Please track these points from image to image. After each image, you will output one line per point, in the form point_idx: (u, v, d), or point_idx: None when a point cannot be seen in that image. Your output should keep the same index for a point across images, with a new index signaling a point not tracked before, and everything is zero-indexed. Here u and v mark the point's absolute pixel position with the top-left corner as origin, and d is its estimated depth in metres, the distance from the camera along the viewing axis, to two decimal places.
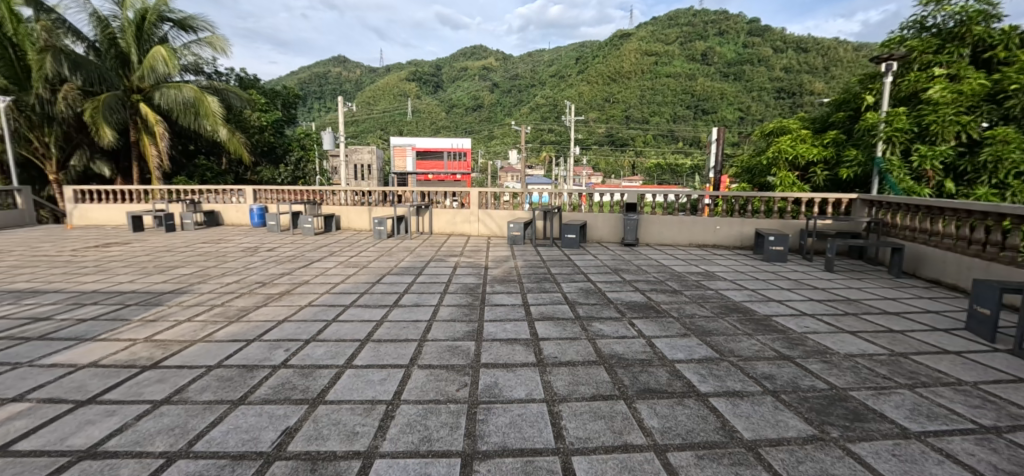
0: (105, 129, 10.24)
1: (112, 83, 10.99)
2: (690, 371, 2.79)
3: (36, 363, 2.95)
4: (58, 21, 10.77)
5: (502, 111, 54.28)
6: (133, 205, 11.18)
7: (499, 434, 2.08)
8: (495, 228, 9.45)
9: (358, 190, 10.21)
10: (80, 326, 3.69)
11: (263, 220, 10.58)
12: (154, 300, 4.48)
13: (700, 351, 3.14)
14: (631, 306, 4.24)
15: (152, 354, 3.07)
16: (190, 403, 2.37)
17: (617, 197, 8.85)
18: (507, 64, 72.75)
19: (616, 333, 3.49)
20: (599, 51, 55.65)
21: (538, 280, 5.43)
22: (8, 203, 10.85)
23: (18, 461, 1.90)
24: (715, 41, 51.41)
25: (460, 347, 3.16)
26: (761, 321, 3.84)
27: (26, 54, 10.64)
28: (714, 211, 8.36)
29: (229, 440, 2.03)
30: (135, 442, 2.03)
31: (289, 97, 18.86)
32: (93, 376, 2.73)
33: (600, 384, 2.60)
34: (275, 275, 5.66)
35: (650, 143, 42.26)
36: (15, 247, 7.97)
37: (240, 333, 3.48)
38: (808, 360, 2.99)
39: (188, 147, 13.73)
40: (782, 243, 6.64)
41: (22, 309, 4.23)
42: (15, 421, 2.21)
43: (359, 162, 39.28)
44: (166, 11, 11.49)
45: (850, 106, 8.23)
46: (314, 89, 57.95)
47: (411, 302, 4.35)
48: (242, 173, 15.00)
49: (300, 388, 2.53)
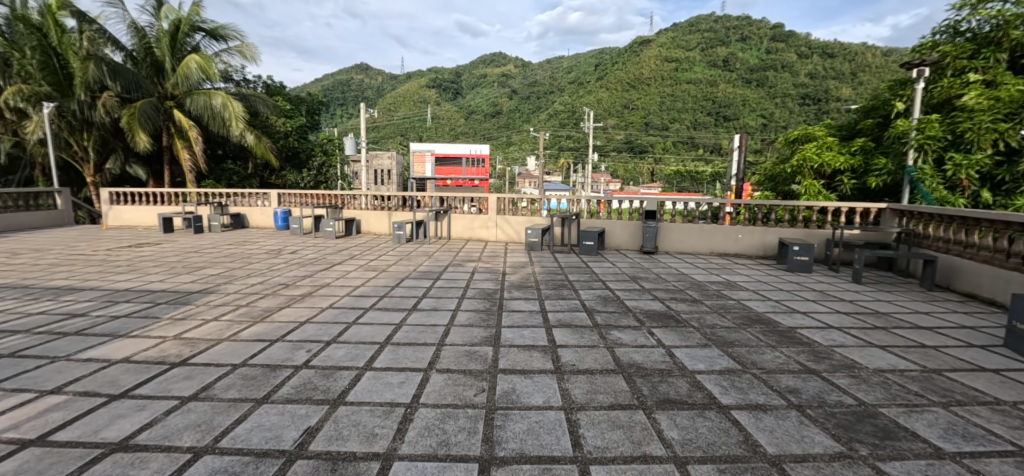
0: (140, 135, 10.74)
1: (147, 90, 11.49)
2: (710, 383, 2.74)
3: (72, 357, 3.07)
4: (99, 31, 11.29)
5: (521, 118, 54.47)
6: (164, 207, 11.60)
7: (516, 440, 2.07)
8: (512, 234, 9.48)
9: (377, 194, 10.38)
10: (113, 322, 3.83)
11: (287, 224, 10.86)
12: (182, 299, 4.62)
13: (721, 362, 3.08)
14: (650, 315, 4.19)
15: (180, 352, 3.16)
16: (216, 401, 2.43)
17: (635, 204, 8.77)
18: (526, 72, 73.29)
19: (635, 342, 3.45)
20: (620, 58, 55.54)
21: (556, 286, 5.42)
22: (49, 204, 11.33)
23: (55, 451, 1.99)
24: (737, 48, 50.81)
25: (477, 352, 3.17)
26: (785, 333, 3.74)
27: (69, 63, 11.04)
28: (735, 219, 8.15)
29: (252, 438, 2.08)
30: (164, 437, 2.09)
31: (312, 103, 19.38)
32: (125, 371, 2.83)
33: (618, 393, 2.57)
34: (298, 277, 5.79)
35: (670, 150, 41.32)
36: (54, 246, 8.33)
37: (264, 333, 3.56)
38: (835, 375, 2.91)
39: (216, 151, 14.11)
40: (806, 253, 6.46)
41: (59, 305, 4.42)
42: (54, 413, 2.31)
43: (380, 167, 39.51)
44: (198, 21, 11.96)
45: (879, 112, 7.99)
46: (336, 96, 59.26)
47: (429, 307, 4.39)
48: (267, 177, 15.57)
49: (321, 389, 2.58)
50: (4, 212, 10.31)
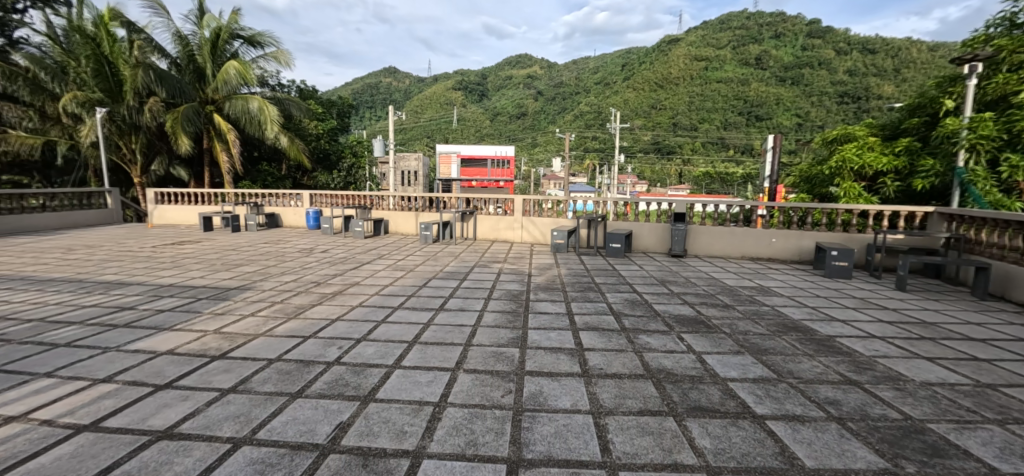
0: (182, 138, 11.28)
1: (189, 96, 12.07)
2: (744, 391, 2.65)
3: (122, 348, 3.24)
4: (146, 40, 11.94)
5: (546, 119, 54.35)
6: (204, 207, 12.13)
7: (544, 443, 2.07)
8: (537, 236, 9.47)
9: (404, 195, 10.55)
10: (159, 316, 4.03)
11: (318, 223, 11.17)
12: (221, 295, 4.82)
13: (755, 370, 2.98)
14: (679, 320, 4.09)
15: (220, 345, 3.29)
16: (253, 394, 2.53)
17: (664, 206, 8.61)
18: (552, 73, 73.14)
19: (664, 347, 3.38)
20: (647, 58, 54.61)
21: (582, 289, 5.37)
22: (100, 203, 12.02)
23: (107, 436, 2.11)
24: (770, 45, 49.25)
25: (504, 353, 3.18)
26: (824, 341, 3.59)
27: (120, 70, 11.70)
28: (769, 222, 7.90)
29: (288, 430, 2.15)
30: (205, 426, 2.18)
31: (342, 107, 19.90)
32: (170, 363, 2.97)
33: (647, 398, 2.53)
34: (329, 275, 5.94)
35: (699, 151, 40.15)
36: (105, 242, 8.82)
37: (298, 329, 3.67)
38: (878, 387, 2.77)
39: (252, 153, 14.68)
40: (846, 258, 6.16)
41: (110, 298, 4.68)
42: (105, 401, 2.45)
43: (407, 168, 40.17)
44: (237, 29, 12.51)
45: (926, 111, 7.55)
46: (365, 99, 60.60)
47: (456, 307, 4.42)
48: (299, 178, 16.08)
49: (352, 385, 2.63)
50: (61, 210, 11.00)
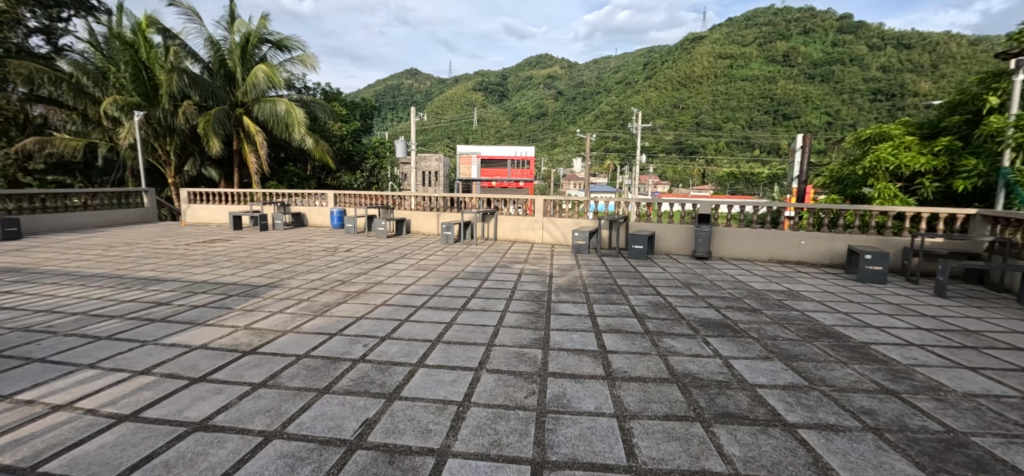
0: (213, 141, 11.71)
1: (220, 99, 12.48)
2: (774, 398, 2.58)
3: (159, 341, 3.38)
4: (181, 46, 12.40)
5: (567, 119, 54.09)
6: (234, 206, 12.51)
7: (568, 445, 2.06)
8: (558, 237, 9.42)
9: (426, 195, 10.67)
10: (192, 311, 4.18)
11: (342, 223, 11.38)
12: (251, 292, 4.97)
13: (785, 377, 2.90)
14: (705, 324, 4.01)
15: (250, 341, 3.39)
16: (283, 388, 2.59)
17: (687, 207, 8.47)
18: (572, 73, 72.78)
19: (689, 350, 3.32)
20: (669, 56, 53.76)
21: (604, 290, 5.32)
22: (137, 202, 12.54)
23: (147, 426, 2.20)
24: (799, 41, 47.82)
25: (527, 354, 3.17)
26: (858, 348, 3.46)
27: (155, 75, 12.14)
28: (797, 224, 7.68)
29: (316, 425, 2.19)
30: (238, 419, 2.25)
31: (365, 108, 20.24)
32: (204, 357, 3.08)
33: (673, 403, 2.48)
34: (353, 274, 6.05)
35: (723, 150, 39.23)
36: (142, 240, 9.21)
37: (324, 327, 3.75)
38: (917, 397, 2.66)
39: (279, 155, 15.08)
40: (880, 262, 5.92)
41: (147, 294, 4.88)
42: (144, 392, 2.55)
43: (427, 169, 40.58)
44: (265, 34, 12.87)
45: (967, 108, 7.19)
46: (387, 101, 61.52)
47: (478, 307, 4.44)
48: (323, 178, 16.43)
49: (377, 383, 2.67)
50: (101, 209, 11.52)
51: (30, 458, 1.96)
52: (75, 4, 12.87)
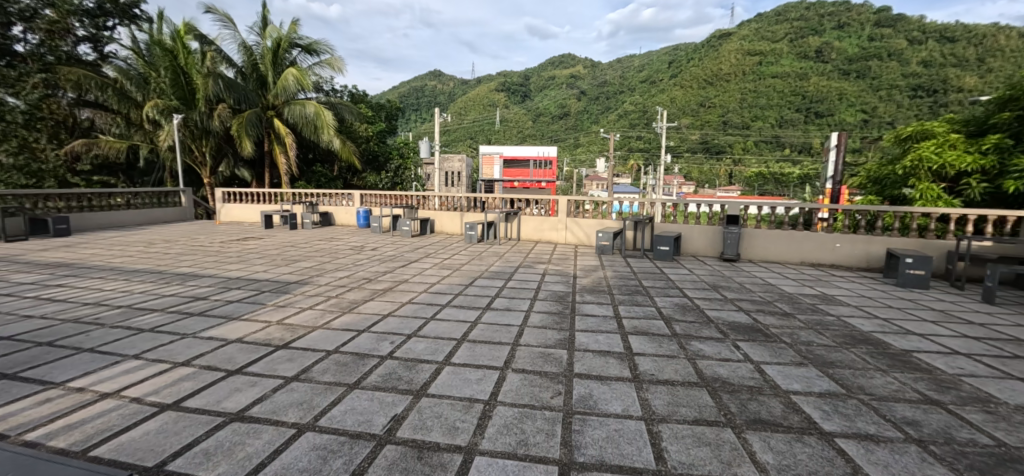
0: (246, 142, 12.13)
1: (253, 102, 12.90)
2: (809, 406, 2.49)
3: (198, 335, 3.52)
4: (216, 51, 12.88)
5: (590, 119, 53.68)
6: (266, 205, 12.92)
7: (595, 447, 2.04)
8: (582, 237, 9.35)
9: (449, 195, 10.78)
10: (228, 306, 4.34)
11: (367, 222, 11.60)
12: (282, 288, 5.12)
13: (820, 384, 2.80)
14: (734, 327, 3.91)
15: (282, 335, 3.50)
16: (314, 382, 2.66)
17: (715, 208, 8.30)
18: (596, 72, 72.19)
19: (719, 354, 3.25)
20: (696, 54, 52.67)
21: (629, 292, 5.26)
22: (175, 202, 13.09)
23: (188, 415, 2.29)
24: (833, 36, 46.08)
25: (552, 354, 3.16)
26: (898, 356, 3.31)
27: (193, 79, 12.63)
28: (831, 226, 7.41)
29: (347, 419, 2.24)
30: (272, 411, 2.33)
31: (391, 110, 20.58)
32: (239, 350, 3.19)
33: (702, 408, 2.43)
34: (379, 272, 6.16)
35: (750, 150, 38.26)
36: (180, 237, 9.61)
37: (353, 323, 3.83)
38: (964, 409, 2.52)
39: (308, 156, 15.48)
40: (922, 266, 5.65)
41: (185, 289, 5.09)
42: (185, 382, 2.67)
43: (450, 169, 40.95)
44: (295, 38, 13.26)
45: (1020, 104, 6.71)
46: (411, 102, 62.38)
47: (502, 306, 4.45)
48: (350, 179, 16.78)
49: (404, 379, 2.71)
50: (142, 208, 12.10)
51: (82, 442, 2.07)
52: (120, 13, 13.53)
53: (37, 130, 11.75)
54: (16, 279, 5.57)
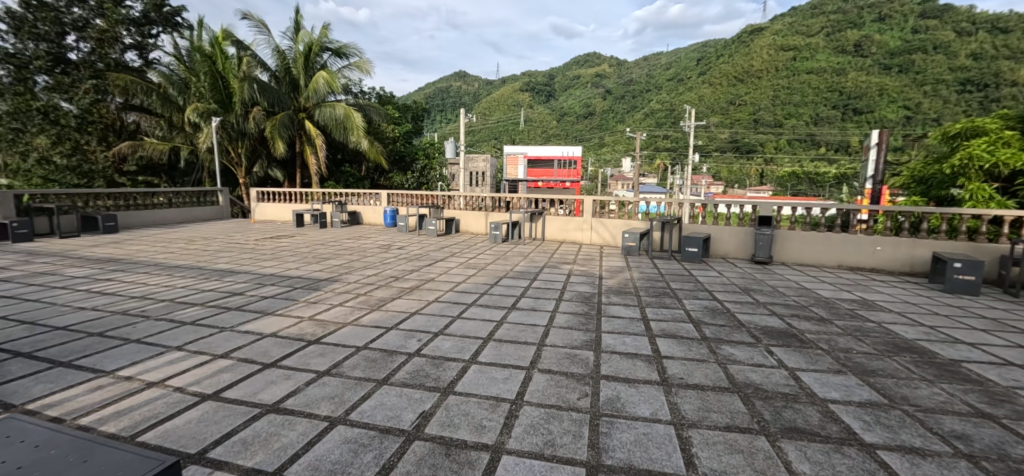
0: (278, 143, 12.54)
1: (286, 104, 13.31)
2: (849, 415, 2.39)
3: (235, 328, 3.66)
4: (251, 55, 13.29)
5: (615, 118, 53.05)
6: (297, 205, 13.31)
7: (623, 450, 2.01)
8: (607, 238, 9.25)
9: (474, 195, 10.85)
10: (263, 302, 4.49)
11: (394, 221, 11.80)
12: (313, 285, 5.26)
13: (860, 393, 2.68)
14: (767, 332, 3.78)
15: (314, 331, 3.60)
16: (345, 377, 2.73)
17: (746, 209, 8.06)
18: (622, 70, 71.28)
19: (751, 360, 3.15)
20: (726, 51, 51.30)
21: (656, 294, 5.17)
22: (213, 201, 13.65)
23: (227, 406, 2.39)
24: (873, 29, 44.04)
25: (578, 356, 3.14)
26: (946, 366, 3.13)
27: (229, 83, 13.12)
28: (872, 228, 7.09)
29: (376, 414, 2.29)
30: (306, 404, 2.40)
31: (417, 110, 20.89)
32: (274, 344, 3.30)
33: (734, 414, 2.37)
34: (406, 271, 6.25)
35: (783, 149, 37.21)
36: (218, 235, 10.00)
37: (381, 320, 3.91)
38: (1021, 424, 2.37)
39: (337, 156, 15.87)
40: (972, 272, 5.33)
41: (223, 284, 5.30)
42: (224, 374, 2.78)
43: (475, 169, 41.21)
44: (326, 42, 13.64)
45: None
46: (437, 103, 63.12)
47: (527, 306, 4.44)
48: (377, 179, 17.12)
49: (432, 377, 2.75)
50: (183, 206, 12.66)
51: (131, 427, 2.18)
52: (163, 21, 14.15)
53: (88, 133, 12.61)
54: (70, 272, 5.93)
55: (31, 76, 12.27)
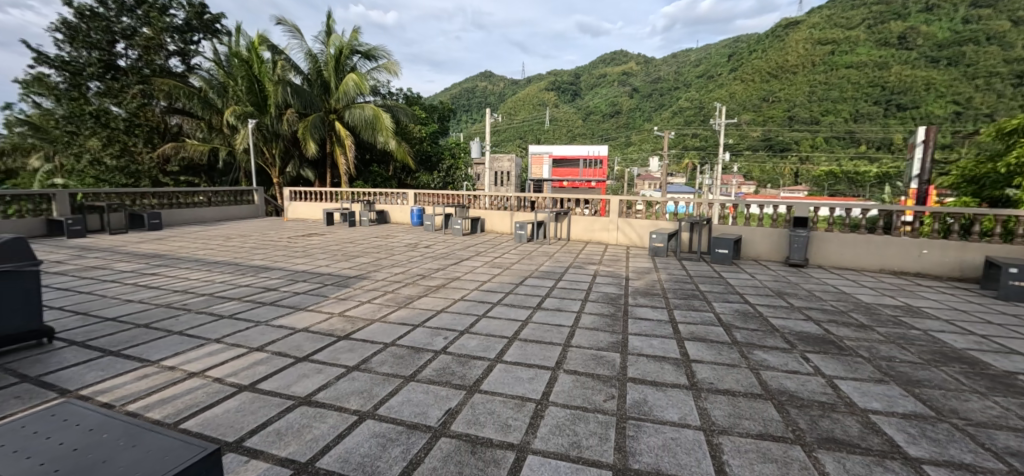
0: (309, 143, 12.90)
1: (317, 107, 13.70)
2: (891, 427, 2.28)
3: (269, 323, 3.79)
4: (285, 59, 13.77)
5: (642, 116, 52.20)
6: (328, 204, 13.66)
7: (651, 455, 1.98)
8: (633, 238, 9.11)
9: (499, 195, 10.88)
10: (295, 298, 4.63)
11: (420, 220, 11.96)
12: (343, 282, 5.39)
13: (904, 404, 2.55)
14: (803, 338, 3.65)
15: (344, 327, 3.69)
16: (373, 373, 2.78)
17: (780, 209, 7.77)
18: (650, 68, 70.06)
19: (785, 366, 3.04)
20: (759, 46, 49.68)
21: (685, 296, 5.05)
22: (249, 200, 14.17)
23: (262, 397, 2.47)
24: (919, 20, 41.76)
25: (604, 357, 3.11)
26: (1000, 378, 2.94)
27: (264, 86, 13.57)
28: (917, 231, 6.73)
29: (404, 410, 2.33)
30: (336, 398, 2.46)
31: (443, 111, 21.12)
32: (306, 339, 3.40)
33: (768, 422, 2.29)
34: (432, 269, 6.33)
35: (820, 147, 35.91)
36: (253, 232, 10.37)
37: (408, 318, 3.97)
38: None
39: (365, 156, 16.20)
40: None
41: (258, 280, 5.49)
42: (260, 366, 2.88)
43: (500, 169, 41.28)
44: (356, 45, 13.96)
45: None
46: (463, 103, 63.62)
47: (553, 307, 4.42)
48: (404, 178, 17.40)
49: (458, 374, 2.77)
50: (221, 205, 13.20)
51: (174, 415, 2.29)
52: (204, 28, 14.78)
53: (135, 135, 13.29)
54: (118, 267, 6.27)
55: (84, 82, 13.13)
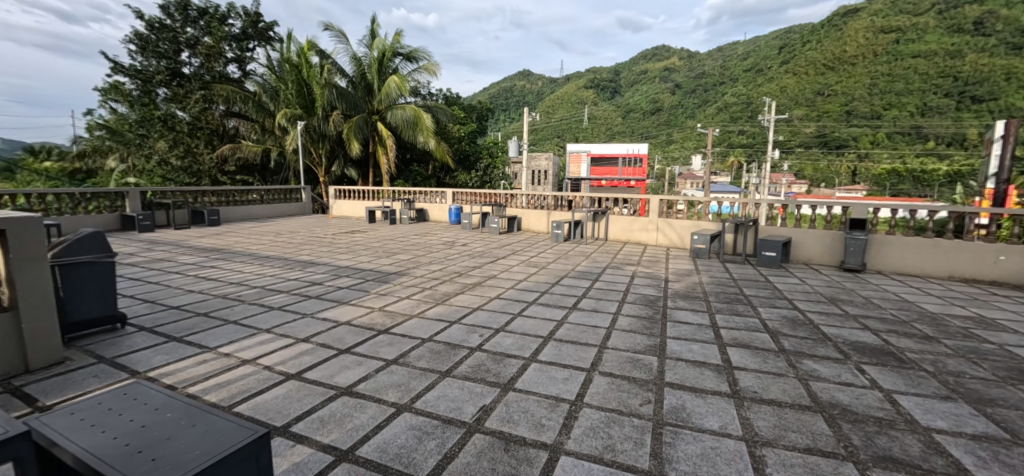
0: (354, 143, 13.38)
1: (361, 109, 14.23)
2: (958, 448, 2.11)
3: (314, 315, 3.97)
4: (331, 63, 14.37)
5: (685, 113, 50.59)
6: (370, 202, 14.11)
7: (689, 463, 1.93)
8: (674, 239, 8.85)
9: (537, 194, 10.87)
10: (339, 292, 4.82)
11: (458, 219, 12.14)
12: (383, 278, 5.56)
13: (973, 424, 2.35)
14: (858, 348, 3.43)
15: (384, 321, 3.80)
16: (411, 367, 2.86)
17: (835, 210, 7.33)
18: (693, 63, 67.75)
19: (837, 377, 2.88)
20: (813, 37, 46.95)
21: (728, 300, 4.87)
22: (297, 197, 14.86)
23: (308, 386, 2.59)
24: (998, 3, 38.13)
25: (641, 361, 3.04)
26: None
27: (313, 89, 14.08)
28: (994, 235, 6.17)
29: (439, 405, 2.38)
30: (376, 390, 2.54)
31: (481, 110, 21.32)
32: (348, 332, 3.53)
33: (817, 436, 2.17)
34: (469, 267, 6.40)
35: (881, 143, 33.44)
36: (300, 229, 10.86)
37: (445, 314, 4.05)
38: None
39: (406, 156, 16.61)
40: None
41: (304, 274, 5.76)
42: (305, 357, 3.02)
43: (537, 167, 41.21)
44: (398, 48, 14.39)
45: None
46: (501, 102, 63.92)
47: (589, 307, 4.37)
48: (443, 178, 17.70)
49: (493, 372, 2.80)
50: (271, 202, 13.91)
51: (228, 399, 2.45)
52: (258, 35, 15.65)
53: (197, 137, 14.22)
54: (181, 259, 6.75)
55: (154, 89, 14.20)
